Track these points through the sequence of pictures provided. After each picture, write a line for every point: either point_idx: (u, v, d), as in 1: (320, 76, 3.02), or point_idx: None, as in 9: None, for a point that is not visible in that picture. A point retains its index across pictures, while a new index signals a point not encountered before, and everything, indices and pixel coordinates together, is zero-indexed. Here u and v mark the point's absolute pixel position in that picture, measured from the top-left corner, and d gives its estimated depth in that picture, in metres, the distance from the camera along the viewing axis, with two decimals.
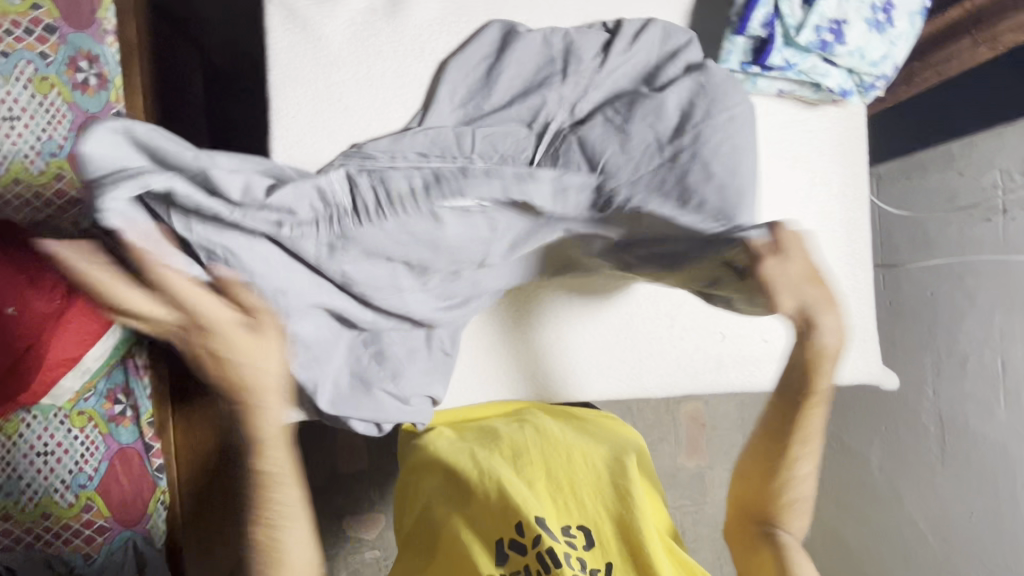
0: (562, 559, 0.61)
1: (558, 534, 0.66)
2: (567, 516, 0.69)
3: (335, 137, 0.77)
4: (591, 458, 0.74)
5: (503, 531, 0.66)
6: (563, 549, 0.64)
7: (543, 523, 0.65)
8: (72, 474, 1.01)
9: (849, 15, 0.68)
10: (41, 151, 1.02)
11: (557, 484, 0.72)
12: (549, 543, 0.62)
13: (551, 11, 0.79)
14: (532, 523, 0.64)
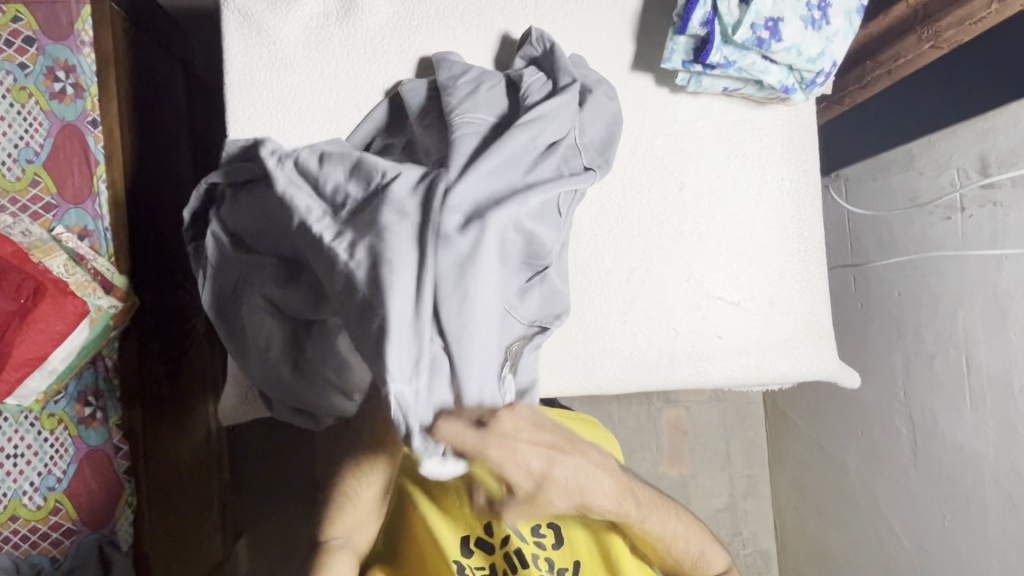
0: (529, 560, 0.76)
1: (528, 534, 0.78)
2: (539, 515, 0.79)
3: (289, 136, 0.78)
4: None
5: (470, 528, 0.78)
6: (531, 551, 0.77)
7: (515, 525, 0.78)
8: (41, 477, 1.02)
9: (785, 13, 0.69)
10: (18, 158, 1.03)
11: None
12: (517, 546, 0.77)
13: (502, 14, 0.81)
14: (505, 526, 0.77)
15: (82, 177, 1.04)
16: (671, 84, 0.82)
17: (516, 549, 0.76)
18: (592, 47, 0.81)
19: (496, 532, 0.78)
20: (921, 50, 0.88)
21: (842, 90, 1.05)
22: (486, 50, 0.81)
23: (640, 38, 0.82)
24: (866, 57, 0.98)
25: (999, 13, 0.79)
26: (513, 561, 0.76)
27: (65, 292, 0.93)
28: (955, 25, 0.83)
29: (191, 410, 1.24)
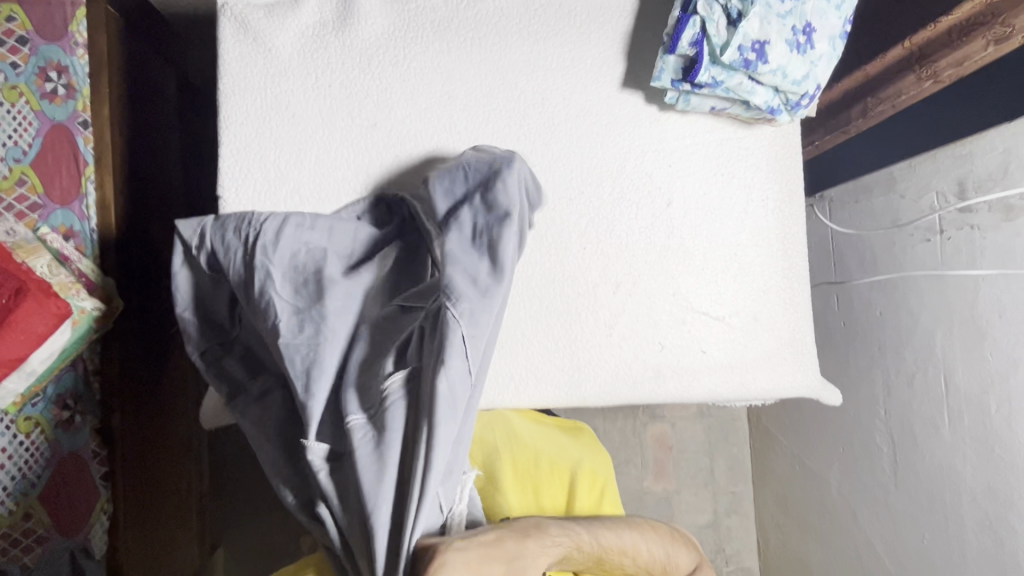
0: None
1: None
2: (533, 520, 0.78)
3: (281, 143, 0.79)
4: (559, 470, 0.84)
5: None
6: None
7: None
8: (13, 482, 0.98)
9: (771, 36, 0.71)
10: (5, 157, 1.01)
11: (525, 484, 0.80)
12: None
13: (495, 29, 0.82)
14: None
15: (70, 178, 1.04)
16: (661, 103, 0.84)
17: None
18: (585, 64, 0.83)
19: None
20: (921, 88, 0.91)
21: (845, 124, 1.07)
22: (481, 63, 0.82)
23: (632, 56, 0.83)
24: (867, 94, 1.01)
25: (991, 57, 0.81)
26: None
27: (49, 294, 0.92)
28: (953, 64, 0.86)
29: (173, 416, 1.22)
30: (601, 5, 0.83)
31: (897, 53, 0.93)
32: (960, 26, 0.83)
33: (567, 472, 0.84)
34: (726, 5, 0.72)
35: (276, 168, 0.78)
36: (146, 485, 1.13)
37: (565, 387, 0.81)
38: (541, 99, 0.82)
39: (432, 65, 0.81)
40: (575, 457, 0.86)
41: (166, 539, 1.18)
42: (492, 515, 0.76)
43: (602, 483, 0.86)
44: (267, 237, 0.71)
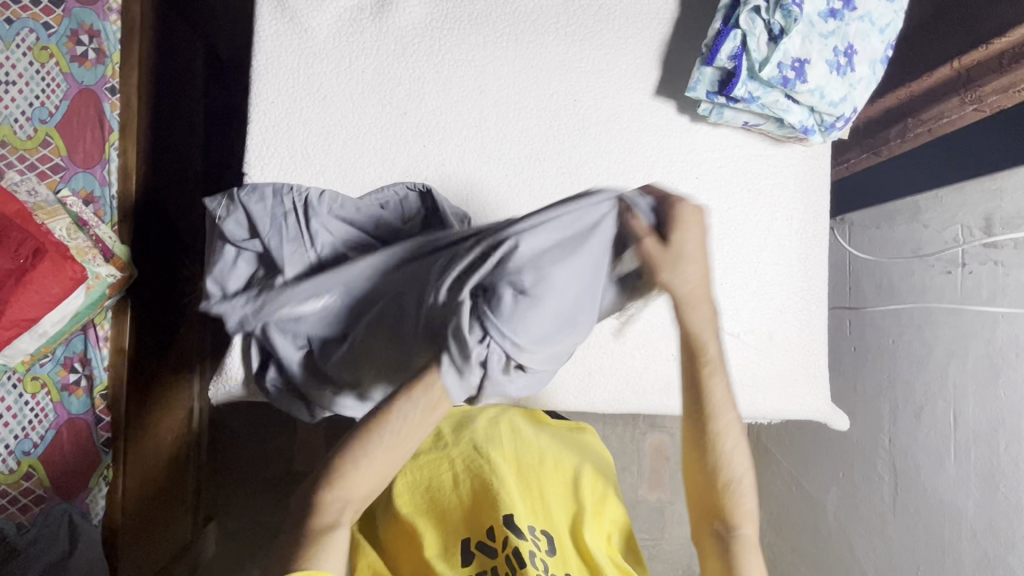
0: (529, 559, 0.61)
1: (526, 531, 0.65)
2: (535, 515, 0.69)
3: (310, 125, 0.78)
4: (561, 470, 0.79)
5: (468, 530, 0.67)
6: (530, 548, 0.63)
7: (514, 521, 0.66)
8: (16, 440, 1.00)
9: (812, 55, 0.71)
10: (31, 117, 1.02)
11: (528, 481, 0.75)
12: (518, 542, 0.63)
13: (532, 26, 0.82)
14: (503, 524, 0.65)
15: (94, 143, 1.04)
16: (693, 113, 0.83)
17: (515, 547, 0.62)
18: (620, 69, 0.82)
19: (497, 533, 0.65)
20: (963, 113, 0.91)
21: (881, 143, 1.07)
22: (515, 59, 0.81)
23: (668, 64, 0.83)
24: (908, 113, 1.01)
25: None
26: (512, 564, 0.61)
27: (66, 257, 0.93)
28: (998, 91, 0.86)
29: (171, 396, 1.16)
30: (640, 10, 0.83)
31: (943, 73, 0.93)
32: (1008, 54, 0.83)
33: (569, 475, 0.78)
34: (769, 20, 0.72)
35: (303, 150, 0.78)
36: (145, 464, 1.12)
37: (574, 394, 0.81)
38: (572, 101, 0.82)
39: (466, 58, 0.81)
40: (578, 463, 0.81)
41: (153, 516, 1.13)
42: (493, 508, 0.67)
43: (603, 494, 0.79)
44: (315, 203, 0.72)
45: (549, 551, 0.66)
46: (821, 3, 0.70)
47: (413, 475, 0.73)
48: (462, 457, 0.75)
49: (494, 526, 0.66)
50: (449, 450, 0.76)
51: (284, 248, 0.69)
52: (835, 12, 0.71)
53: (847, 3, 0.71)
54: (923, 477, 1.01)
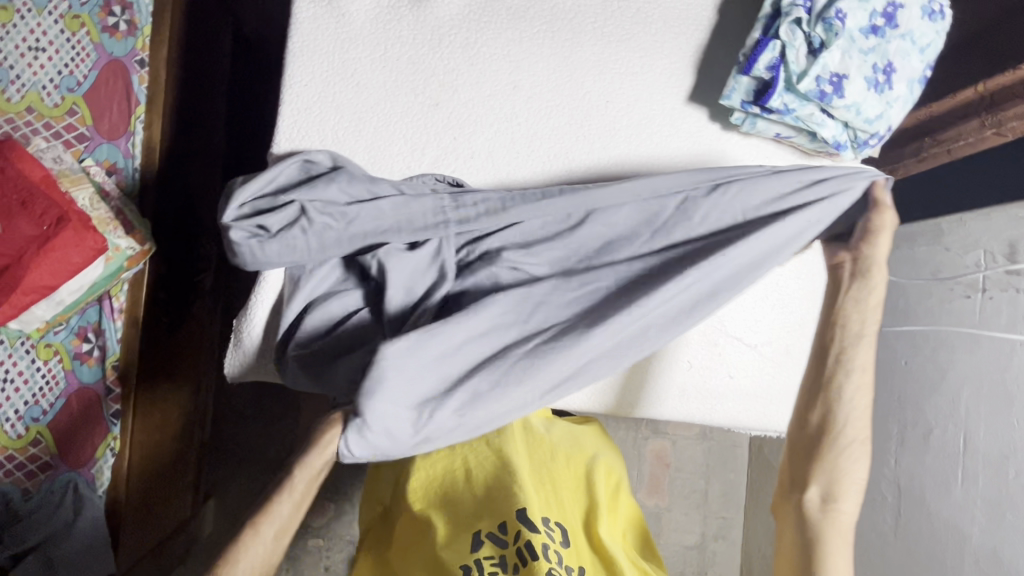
0: (540, 552, 0.62)
1: (538, 524, 0.65)
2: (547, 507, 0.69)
3: (342, 110, 0.78)
4: (572, 466, 0.78)
5: (481, 522, 0.67)
6: (542, 541, 0.63)
7: (526, 515, 0.66)
8: (27, 406, 1.01)
9: (850, 71, 0.70)
10: (59, 85, 1.02)
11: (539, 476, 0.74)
12: (529, 537, 0.63)
13: (569, 24, 0.82)
14: (516, 518, 0.65)
15: (121, 115, 1.04)
16: (724, 121, 0.82)
17: (527, 540, 0.63)
18: (654, 73, 0.82)
19: (509, 525, 0.65)
20: (982, 137, 0.85)
21: (897, 161, 1.02)
22: (551, 57, 0.81)
23: (702, 70, 0.82)
24: (925, 133, 0.96)
25: None
26: (524, 557, 0.62)
27: (88, 227, 0.92)
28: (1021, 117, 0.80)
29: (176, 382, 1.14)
30: (678, 15, 0.83)
31: (966, 95, 0.87)
32: None
33: (581, 470, 0.78)
34: (809, 33, 0.71)
35: (334, 134, 0.78)
36: (152, 446, 1.11)
37: (586, 395, 0.83)
38: (604, 102, 0.81)
39: (501, 53, 0.80)
40: (590, 459, 0.81)
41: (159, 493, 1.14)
42: (506, 503, 0.67)
43: (615, 488, 0.80)
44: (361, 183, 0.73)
45: (564, 543, 0.66)
46: (862, 19, 0.70)
47: (428, 472, 0.75)
48: (474, 454, 0.74)
49: (506, 521, 0.66)
50: (461, 447, 0.76)
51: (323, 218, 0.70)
52: (876, 28, 0.71)
53: (889, 20, 0.71)
54: (929, 500, 1.01)
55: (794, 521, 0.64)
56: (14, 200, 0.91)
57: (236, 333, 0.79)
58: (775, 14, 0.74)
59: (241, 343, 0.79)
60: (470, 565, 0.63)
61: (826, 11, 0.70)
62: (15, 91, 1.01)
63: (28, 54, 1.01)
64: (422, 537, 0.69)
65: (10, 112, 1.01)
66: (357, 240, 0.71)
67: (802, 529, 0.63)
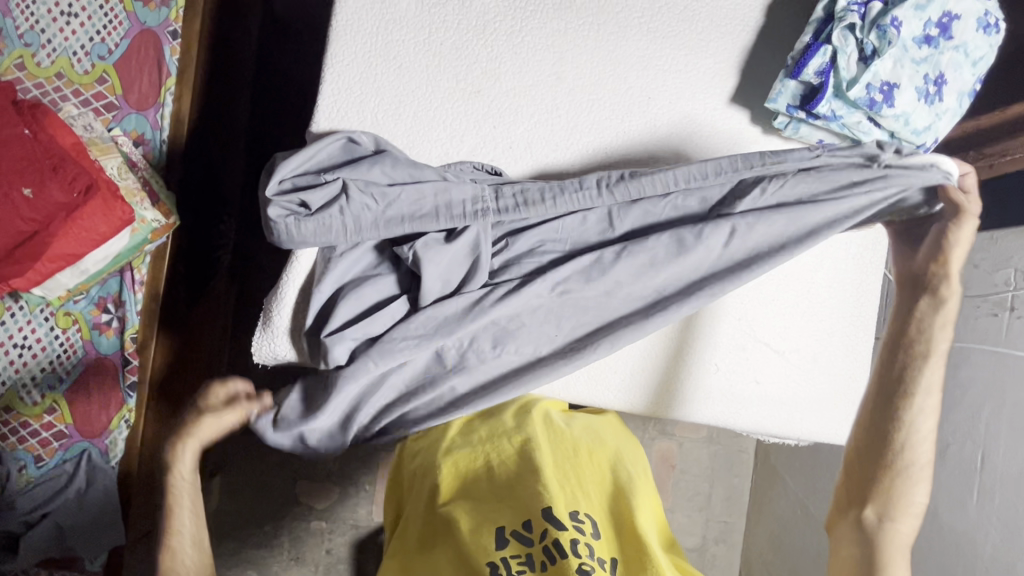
0: (568, 548, 0.62)
1: (566, 521, 0.65)
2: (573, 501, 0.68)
3: (382, 92, 0.77)
4: (597, 461, 0.76)
5: (504, 518, 0.67)
6: (570, 537, 0.63)
7: (553, 513, 0.65)
8: (44, 373, 0.99)
9: (902, 80, 0.70)
10: (90, 53, 1.00)
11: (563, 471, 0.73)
12: (556, 534, 0.63)
13: (616, 18, 0.80)
14: (542, 516, 0.65)
15: (150, 86, 1.03)
16: (765, 125, 0.82)
17: (555, 538, 0.63)
18: (698, 72, 0.81)
19: (535, 520, 0.65)
20: None
21: None
22: (595, 50, 0.80)
23: (746, 72, 0.81)
24: (968, 148, 0.95)
25: None
26: (552, 554, 0.62)
27: (118, 198, 0.94)
28: None
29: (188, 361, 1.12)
30: (725, 14, 0.81)
31: None
32: None
33: (606, 464, 0.76)
34: (862, 39, 0.71)
35: (373, 117, 0.77)
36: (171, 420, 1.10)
37: (615, 392, 0.82)
38: (646, 98, 0.81)
39: (545, 43, 0.79)
40: (614, 453, 0.79)
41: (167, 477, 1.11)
42: (530, 500, 0.67)
43: (641, 479, 0.78)
44: (400, 163, 0.73)
45: (593, 536, 0.65)
46: (916, 28, 0.69)
47: (451, 468, 0.74)
48: (498, 451, 0.74)
49: (531, 518, 0.65)
50: (483, 445, 0.75)
51: (360, 197, 0.71)
52: (930, 38, 0.70)
53: (944, 31, 0.70)
54: (944, 516, 1.00)
55: (856, 541, 0.70)
56: (45, 163, 0.90)
57: (266, 316, 0.79)
58: (828, 18, 0.74)
59: (270, 326, 0.78)
60: (499, 562, 0.62)
61: (881, 18, 0.69)
62: (46, 56, 0.99)
63: (59, 19, 0.99)
64: (449, 532, 0.68)
65: (40, 77, 0.99)
66: (393, 219, 0.72)
67: (863, 541, 0.69)
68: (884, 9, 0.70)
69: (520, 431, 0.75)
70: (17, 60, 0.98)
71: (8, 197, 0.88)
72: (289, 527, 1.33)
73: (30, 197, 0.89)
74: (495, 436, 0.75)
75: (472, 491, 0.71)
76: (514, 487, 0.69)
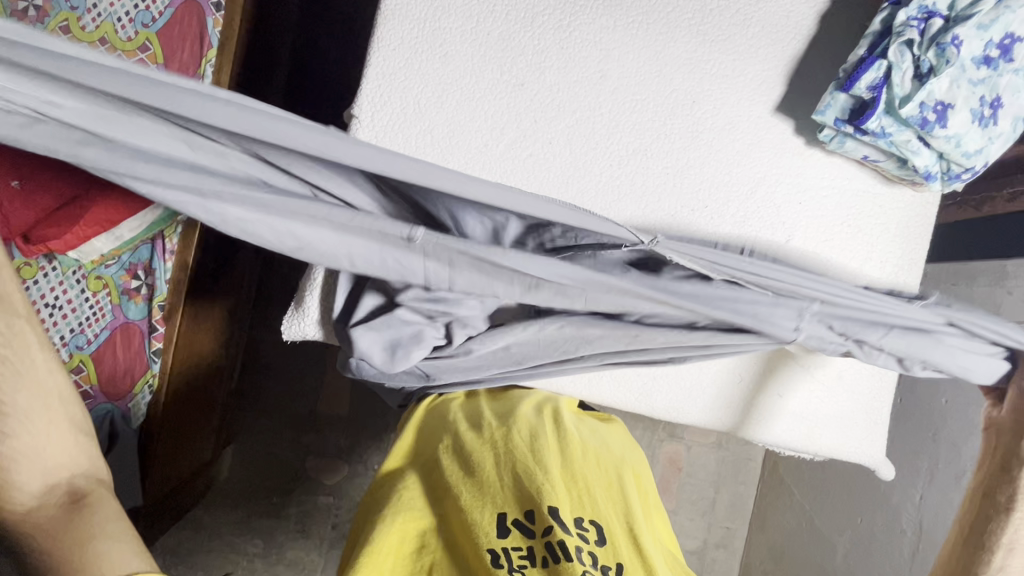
0: (573, 554, 0.58)
1: (571, 526, 0.62)
2: (579, 506, 0.65)
3: (427, 80, 0.77)
4: (604, 465, 0.74)
5: (506, 511, 0.63)
6: (575, 544, 0.60)
7: (558, 514, 0.62)
8: (72, 333, 1.00)
9: (957, 101, 0.68)
10: (134, 19, 0.99)
11: (571, 469, 0.70)
12: (562, 535, 0.59)
13: (665, 18, 0.79)
14: (547, 512, 0.61)
15: (191, 56, 1.01)
16: (809, 137, 0.81)
17: (559, 537, 0.59)
18: (745, 78, 0.80)
19: (539, 516, 0.61)
20: None
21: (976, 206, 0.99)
22: (642, 49, 0.79)
23: (794, 81, 0.80)
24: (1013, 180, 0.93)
25: None
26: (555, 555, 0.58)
27: None
28: None
29: (206, 333, 1.14)
30: (777, 21, 0.80)
31: None
32: None
33: (612, 470, 0.74)
34: (919, 56, 0.69)
35: (416, 104, 0.77)
36: (196, 391, 1.15)
37: (634, 396, 0.84)
38: (691, 102, 0.80)
39: (593, 40, 0.79)
40: (619, 457, 0.78)
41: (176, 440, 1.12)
42: (535, 497, 0.63)
43: (640, 486, 0.77)
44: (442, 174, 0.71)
45: (597, 541, 0.62)
46: (977, 47, 0.67)
47: (455, 450, 0.71)
48: (507, 438, 0.70)
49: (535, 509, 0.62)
50: (494, 431, 0.71)
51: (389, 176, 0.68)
52: (989, 59, 0.68)
53: (1005, 52, 0.68)
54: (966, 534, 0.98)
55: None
56: None
57: (298, 299, 0.80)
58: (885, 32, 0.73)
59: (302, 311, 0.79)
60: (499, 554, 0.59)
61: (941, 35, 0.67)
62: (91, 20, 0.98)
63: None
64: (447, 513, 0.65)
65: (84, 41, 0.98)
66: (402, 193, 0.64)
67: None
68: (944, 27, 0.69)
69: (530, 426, 0.72)
70: (62, 23, 0.98)
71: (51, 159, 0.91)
72: (298, 500, 1.35)
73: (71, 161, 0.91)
74: (505, 425, 0.72)
75: (473, 475, 0.67)
76: (518, 480, 0.65)
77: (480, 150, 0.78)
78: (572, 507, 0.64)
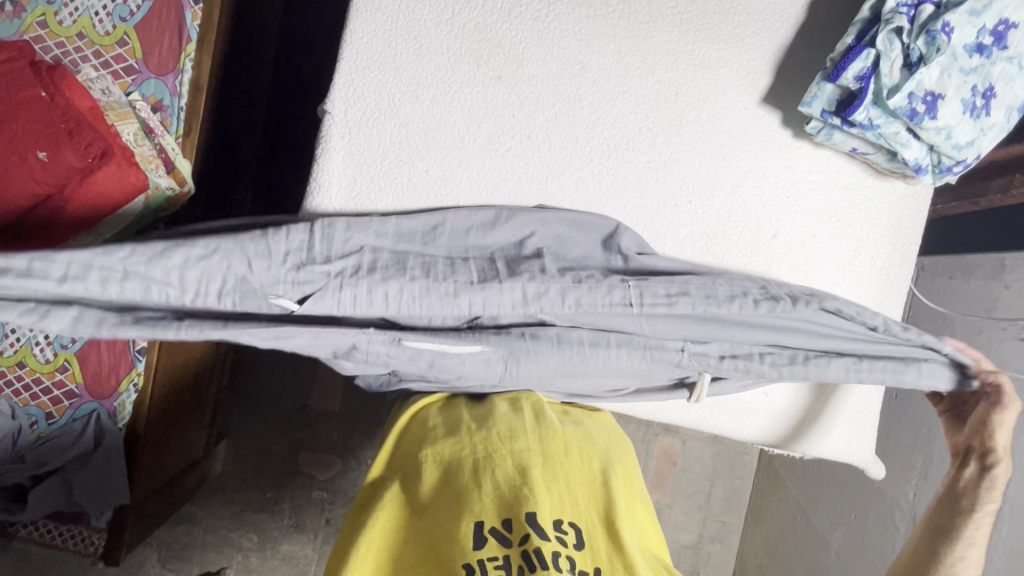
0: (550, 560, 0.57)
1: (549, 530, 0.61)
2: (559, 508, 0.64)
3: (401, 73, 0.75)
4: (588, 459, 0.72)
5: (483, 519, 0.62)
6: (553, 549, 0.59)
7: (536, 520, 0.61)
8: (57, 332, 1.00)
9: (948, 91, 0.66)
10: (112, 13, 0.97)
11: (551, 471, 0.68)
12: (539, 543, 0.58)
13: (649, 5, 0.76)
14: (525, 521, 0.60)
15: (170, 51, 0.99)
16: (797, 129, 0.79)
17: (536, 546, 0.58)
18: (730, 69, 0.77)
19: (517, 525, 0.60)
20: None
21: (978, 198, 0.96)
22: (623, 39, 0.76)
23: (782, 72, 0.78)
24: None
25: None
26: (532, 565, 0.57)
27: (132, 163, 0.92)
28: None
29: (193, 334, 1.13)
30: (765, 9, 0.77)
31: None
32: None
33: (597, 464, 0.72)
34: (909, 45, 0.66)
35: (390, 98, 0.75)
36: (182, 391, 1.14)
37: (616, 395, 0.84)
38: (674, 93, 0.78)
39: (572, 29, 0.76)
40: (604, 449, 0.75)
41: (162, 440, 1.11)
42: (515, 506, 0.62)
43: (628, 479, 0.75)
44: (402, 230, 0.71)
45: (576, 545, 0.61)
46: (969, 34, 0.65)
47: (433, 454, 0.69)
48: (486, 442, 0.69)
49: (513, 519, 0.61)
50: (472, 435, 0.70)
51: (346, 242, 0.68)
52: (982, 47, 0.65)
53: (998, 39, 0.65)
54: None
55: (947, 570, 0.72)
56: (61, 125, 0.89)
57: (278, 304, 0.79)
58: (874, 19, 0.70)
59: None
60: (476, 566, 0.58)
61: (932, 23, 0.65)
62: (68, 15, 0.96)
63: None
64: (425, 523, 0.64)
65: (61, 36, 0.96)
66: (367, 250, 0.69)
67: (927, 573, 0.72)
68: (935, 14, 0.66)
69: (508, 425, 0.71)
70: (39, 17, 0.96)
71: (25, 158, 0.86)
72: (291, 495, 1.35)
73: (46, 161, 0.87)
74: (483, 428, 0.70)
75: (450, 482, 0.66)
76: (499, 487, 0.65)
77: (456, 145, 0.76)
78: (552, 513, 0.63)
